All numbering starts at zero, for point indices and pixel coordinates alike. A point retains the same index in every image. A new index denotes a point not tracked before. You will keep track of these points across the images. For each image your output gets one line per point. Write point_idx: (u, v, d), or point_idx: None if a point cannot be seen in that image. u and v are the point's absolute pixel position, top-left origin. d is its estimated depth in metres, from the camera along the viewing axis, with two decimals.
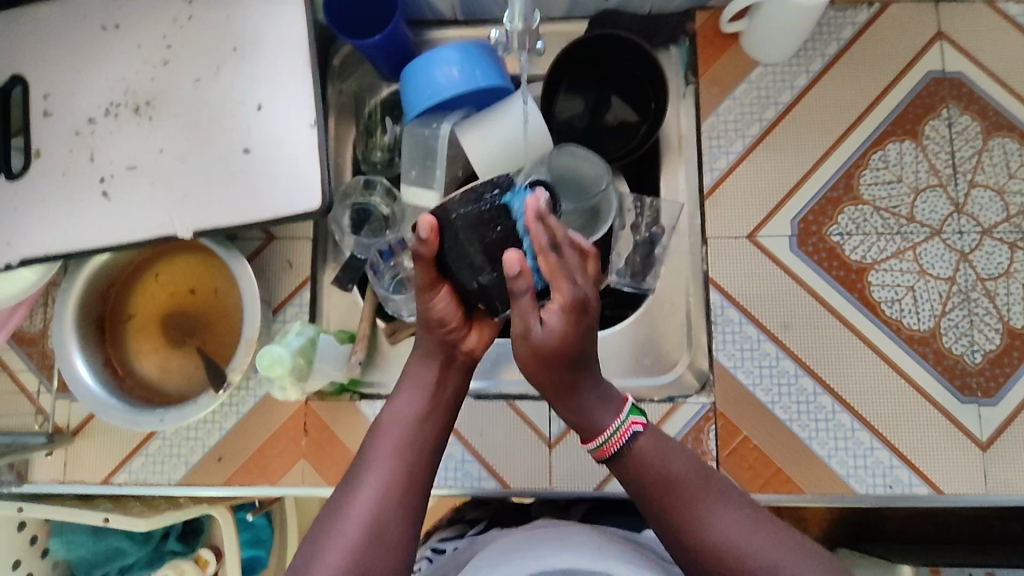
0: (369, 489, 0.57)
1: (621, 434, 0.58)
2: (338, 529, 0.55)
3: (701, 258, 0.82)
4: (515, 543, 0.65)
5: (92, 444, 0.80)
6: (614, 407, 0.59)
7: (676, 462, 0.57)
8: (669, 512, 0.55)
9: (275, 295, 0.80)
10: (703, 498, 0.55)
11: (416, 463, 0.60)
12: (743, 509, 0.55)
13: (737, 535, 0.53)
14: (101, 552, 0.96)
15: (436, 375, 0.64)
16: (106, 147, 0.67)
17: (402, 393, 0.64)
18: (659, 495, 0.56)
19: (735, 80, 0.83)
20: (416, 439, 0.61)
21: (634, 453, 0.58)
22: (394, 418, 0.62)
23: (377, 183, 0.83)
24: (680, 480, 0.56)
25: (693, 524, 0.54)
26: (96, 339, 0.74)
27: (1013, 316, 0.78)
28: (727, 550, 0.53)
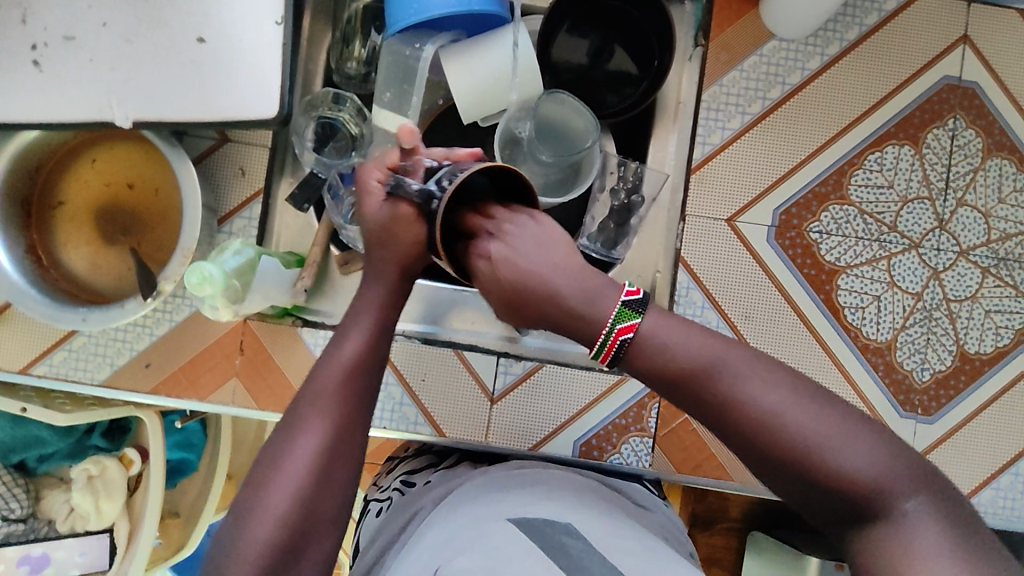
0: (310, 436, 0.52)
1: (610, 345, 0.50)
2: (279, 471, 0.51)
3: (677, 234, 0.79)
4: (490, 488, 0.61)
5: (10, 331, 0.75)
6: (607, 297, 0.51)
7: (683, 346, 0.48)
8: (702, 401, 0.47)
9: (223, 204, 0.75)
10: (732, 373, 0.47)
11: (356, 408, 0.55)
12: (779, 370, 0.47)
13: (790, 412, 0.45)
14: (20, 438, 0.94)
15: (383, 317, 0.59)
16: (42, 10, 0.59)
17: (349, 333, 0.57)
18: (680, 383, 0.48)
19: (746, 51, 0.78)
20: (358, 382, 0.55)
21: (632, 355, 0.50)
22: (338, 359, 0.56)
23: (348, 99, 0.76)
24: (699, 369, 0.47)
25: (729, 406, 0.46)
26: (20, 222, 0.68)
27: (969, 340, 0.78)
28: (773, 425, 0.45)
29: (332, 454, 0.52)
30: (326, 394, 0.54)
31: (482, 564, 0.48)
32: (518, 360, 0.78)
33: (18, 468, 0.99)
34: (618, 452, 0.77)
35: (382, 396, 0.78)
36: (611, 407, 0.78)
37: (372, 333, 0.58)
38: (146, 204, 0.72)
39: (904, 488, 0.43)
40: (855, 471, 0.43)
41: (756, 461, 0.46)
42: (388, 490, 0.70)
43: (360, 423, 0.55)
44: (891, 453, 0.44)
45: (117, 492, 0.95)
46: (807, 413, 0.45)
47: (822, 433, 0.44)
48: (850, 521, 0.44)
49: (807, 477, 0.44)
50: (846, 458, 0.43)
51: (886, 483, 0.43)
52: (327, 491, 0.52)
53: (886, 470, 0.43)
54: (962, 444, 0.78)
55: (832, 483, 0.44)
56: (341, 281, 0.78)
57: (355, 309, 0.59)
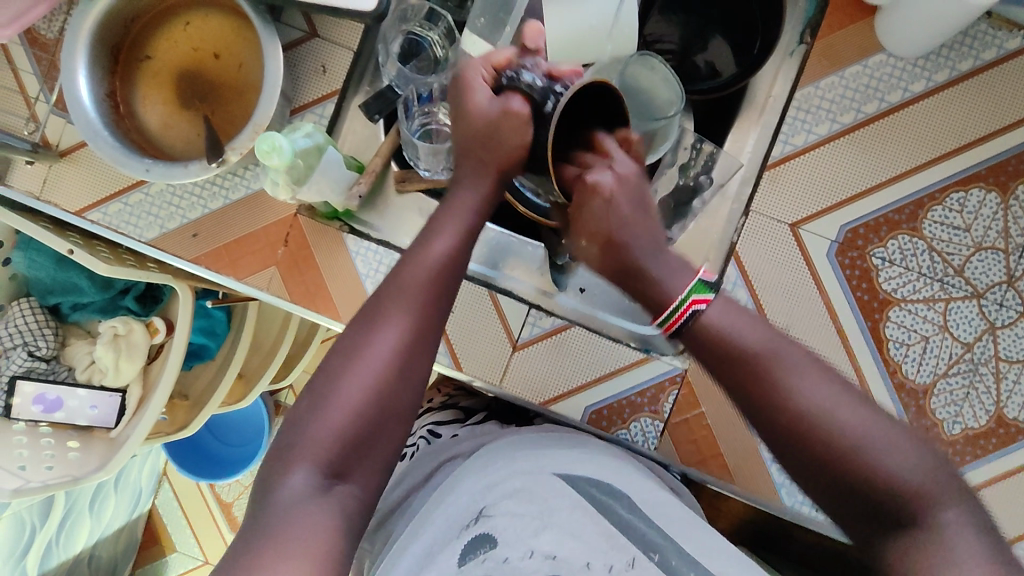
0: (393, 328, 0.57)
1: (682, 312, 0.56)
2: (358, 359, 0.56)
3: (736, 228, 0.77)
4: (529, 441, 0.72)
5: (75, 172, 0.77)
6: (687, 276, 0.59)
7: (745, 334, 0.56)
8: (759, 383, 0.53)
9: (298, 96, 0.76)
10: (788, 364, 0.54)
11: (433, 309, 0.59)
12: (829, 377, 0.54)
13: (832, 407, 0.51)
14: (59, 282, 0.98)
15: (470, 224, 0.62)
16: None
17: (437, 235, 0.61)
18: (740, 366, 0.54)
19: (851, 59, 0.75)
20: (439, 284, 0.60)
21: (698, 326, 0.56)
22: (423, 261, 0.60)
23: (441, 19, 0.76)
24: (761, 355, 0.54)
25: (783, 396, 0.52)
26: (106, 67, 0.70)
27: (1009, 404, 0.75)
28: (819, 422, 0.51)
29: (407, 349, 0.57)
30: (409, 296, 0.58)
31: (529, 510, 0.61)
32: (548, 315, 0.78)
33: (51, 311, 1.03)
34: (626, 428, 0.77)
35: None
36: (629, 384, 0.77)
37: (459, 239, 0.61)
38: (226, 77, 0.73)
39: (936, 499, 0.49)
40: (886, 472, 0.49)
41: (799, 456, 0.52)
42: (416, 437, 0.86)
43: (435, 324, 0.59)
44: (925, 460, 0.51)
45: (138, 356, 0.98)
46: (856, 416, 0.52)
47: (858, 432, 0.51)
48: (879, 521, 0.50)
49: (852, 476, 0.50)
50: (888, 460, 0.50)
51: (920, 486, 0.49)
52: (401, 383, 0.57)
53: (921, 476, 0.50)
54: (976, 505, 0.75)
55: (861, 479, 0.50)
56: (394, 199, 0.79)
57: (446, 208, 0.63)
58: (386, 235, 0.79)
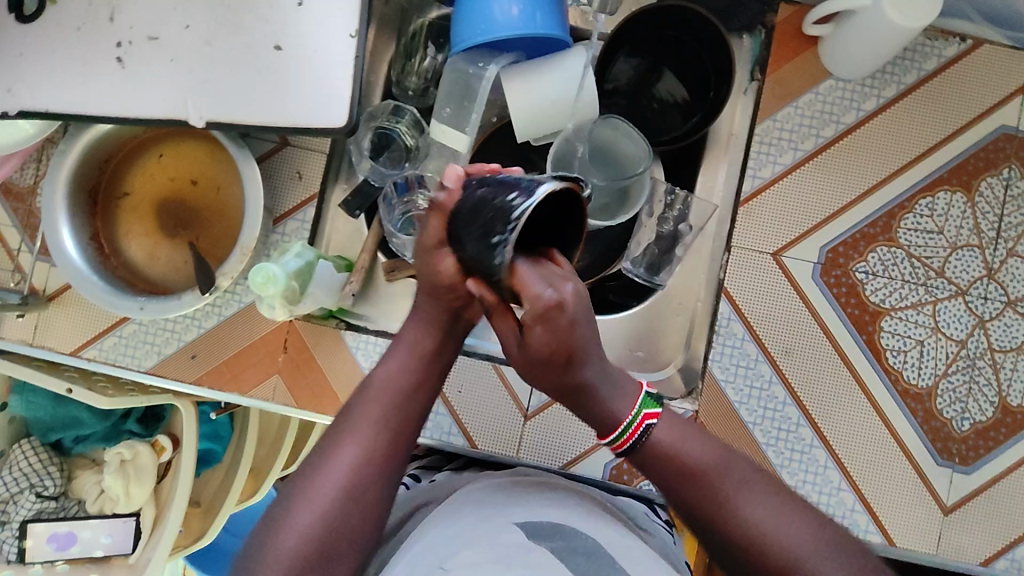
0: (347, 455, 0.53)
1: (634, 429, 0.52)
2: (310, 489, 0.52)
3: (722, 263, 0.79)
4: (500, 489, 0.66)
5: (65, 314, 0.78)
6: (631, 395, 0.53)
7: (694, 452, 0.54)
8: (704, 500, 0.52)
9: (279, 206, 0.78)
10: (731, 483, 0.53)
11: (400, 435, 0.55)
12: (774, 496, 0.53)
13: (771, 523, 0.51)
14: (59, 417, 0.96)
15: (428, 345, 0.56)
16: (129, 10, 0.63)
17: (393, 357, 0.57)
18: (687, 489, 0.53)
19: (802, 88, 0.79)
20: (404, 407, 0.55)
21: (649, 442, 0.53)
22: (379, 385, 0.56)
23: (407, 111, 0.79)
24: (710, 471, 0.53)
25: (730, 517, 0.52)
26: (87, 211, 0.71)
27: (1011, 392, 0.77)
28: (761, 539, 0.50)
29: (364, 476, 0.53)
30: (366, 419, 0.54)
31: (488, 557, 0.54)
32: None
33: (54, 446, 1.01)
34: (649, 478, 0.77)
35: None
36: None
37: (413, 365, 0.56)
38: (206, 201, 0.74)
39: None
40: None
41: (739, 567, 0.52)
42: (396, 483, 0.77)
43: (402, 445, 0.55)
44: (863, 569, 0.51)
45: (148, 477, 0.97)
46: (798, 525, 0.51)
47: (796, 552, 0.50)
48: None
49: None
50: (828, 569, 0.50)
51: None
52: (352, 515, 0.52)
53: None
54: (998, 498, 0.76)
55: None
56: (386, 287, 0.80)
57: (402, 332, 0.58)
58: (383, 324, 0.80)
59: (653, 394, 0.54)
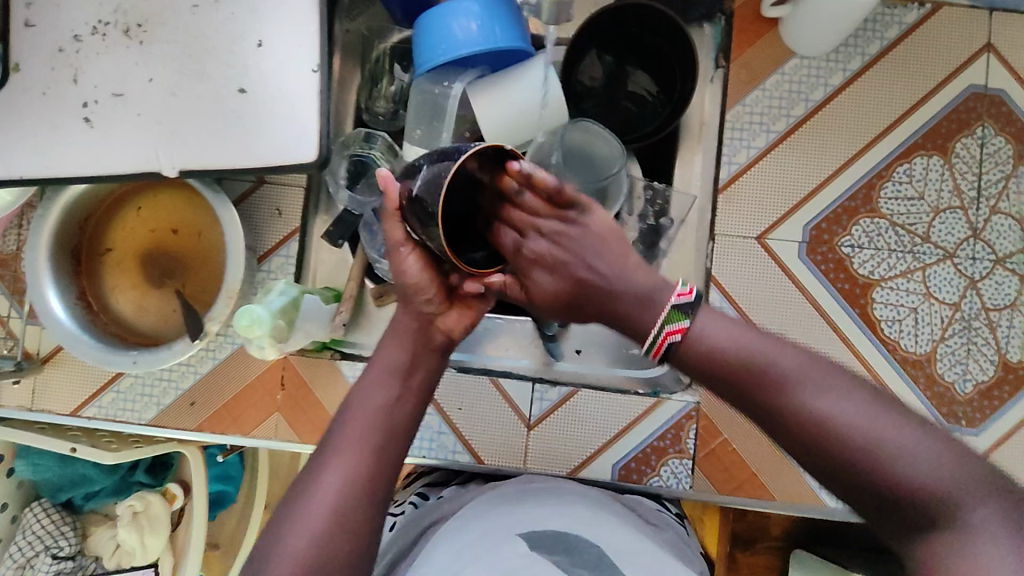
0: (333, 475, 0.52)
1: (660, 343, 0.50)
2: (300, 511, 0.51)
3: (706, 254, 0.80)
4: (507, 498, 0.67)
5: (61, 375, 0.78)
6: (654, 309, 0.51)
7: (737, 343, 0.49)
8: (753, 382, 0.48)
9: (261, 243, 0.78)
10: (790, 383, 0.47)
11: (384, 452, 0.54)
12: (834, 376, 0.47)
13: (838, 408, 0.46)
14: (67, 476, 0.96)
15: (403, 362, 0.57)
16: (91, 69, 0.64)
17: (367, 378, 0.57)
18: (739, 384, 0.48)
19: (768, 70, 0.79)
20: (388, 422, 0.55)
21: (683, 347, 0.50)
22: (357, 406, 0.55)
23: (378, 137, 0.79)
24: (759, 368, 0.48)
25: (789, 411, 0.47)
26: (71, 271, 0.71)
27: (1010, 349, 0.77)
28: (828, 432, 0.45)
29: (352, 493, 0.52)
30: (349, 439, 0.53)
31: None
32: (554, 386, 0.79)
33: (65, 506, 1.01)
34: (658, 475, 0.77)
35: (421, 425, 0.78)
36: (647, 432, 0.77)
37: (390, 383, 0.56)
38: (189, 248, 0.74)
39: (966, 496, 0.43)
40: (896, 458, 0.44)
41: (811, 458, 0.47)
42: (402, 504, 0.75)
43: (388, 459, 0.54)
44: (954, 457, 0.44)
45: (161, 528, 0.97)
46: (866, 410, 0.46)
47: (868, 430, 0.45)
48: (902, 514, 0.45)
49: (867, 475, 0.45)
50: (911, 465, 0.44)
51: (950, 487, 0.43)
52: (342, 537, 0.51)
53: (946, 473, 0.43)
54: (1009, 456, 0.76)
55: (880, 482, 0.44)
56: (376, 313, 0.79)
57: (374, 355, 0.58)
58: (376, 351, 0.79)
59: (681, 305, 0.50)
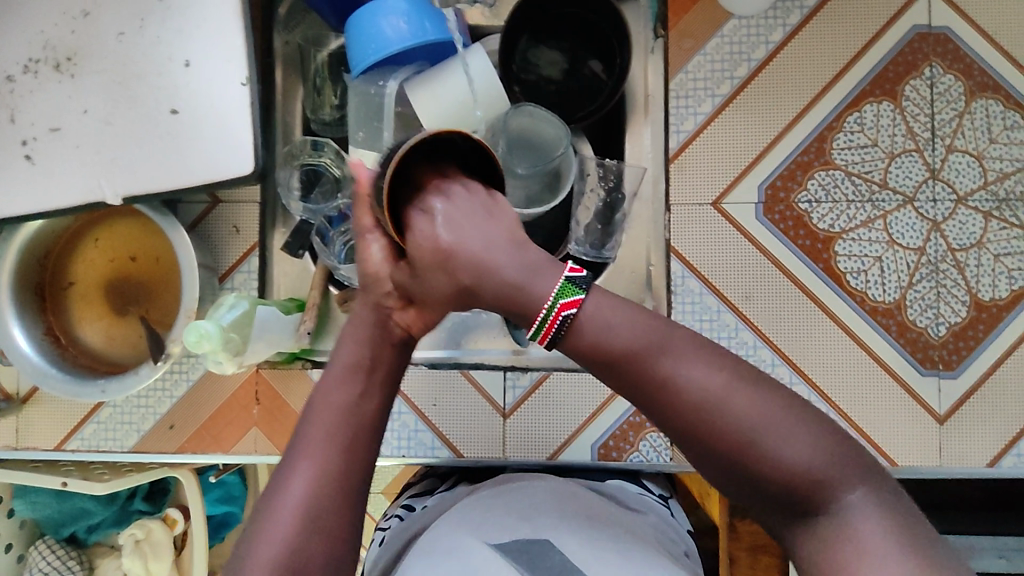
0: (300, 479, 0.52)
1: (552, 321, 0.49)
2: (270, 521, 0.51)
3: (664, 225, 0.79)
4: (479, 503, 0.65)
5: (42, 412, 0.79)
6: (546, 280, 0.50)
7: (623, 329, 0.48)
8: (642, 364, 0.47)
9: (222, 263, 0.78)
10: (672, 360, 0.47)
11: (353, 450, 0.54)
12: (717, 357, 0.47)
13: (723, 394, 0.45)
14: (67, 511, 0.98)
15: (362, 355, 0.57)
16: (27, 107, 0.65)
17: (327, 379, 0.56)
18: (622, 368, 0.48)
19: (707, 34, 0.78)
20: (352, 417, 0.55)
21: (571, 337, 0.49)
22: (321, 408, 0.55)
23: (326, 144, 0.79)
24: (642, 353, 0.47)
25: (673, 394, 0.46)
26: (36, 307, 0.72)
27: (981, 288, 0.76)
28: (710, 413, 0.45)
29: (321, 495, 0.52)
30: (316, 441, 0.53)
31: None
32: (525, 371, 0.79)
33: (70, 540, 1.02)
34: (637, 450, 0.77)
35: (397, 425, 0.79)
36: (620, 410, 0.77)
37: (350, 379, 0.56)
38: (150, 274, 0.75)
39: (835, 480, 0.44)
40: (772, 445, 0.45)
41: (697, 446, 0.46)
42: (392, 517, 0.76)
43: (359, 453, 0.54)
44: (826, 441, 0.45)
45: (166, 552, 0.98)
46: (749, 399, 0.46)
47: (747, 417, 0.45)
48: (783, 502, 0.45)
49: (743, 462, 0.45)
50: (785, 448, 0.45)
51: (820, 473, 0.44)
52: (315, 541, 0.51)
53: (818, 459, 0.45)
54: (991, 395, 0.75)
55: (758, 467, 0.45)
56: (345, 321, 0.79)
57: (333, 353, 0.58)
58: None
59: (576, 281, 0.49)
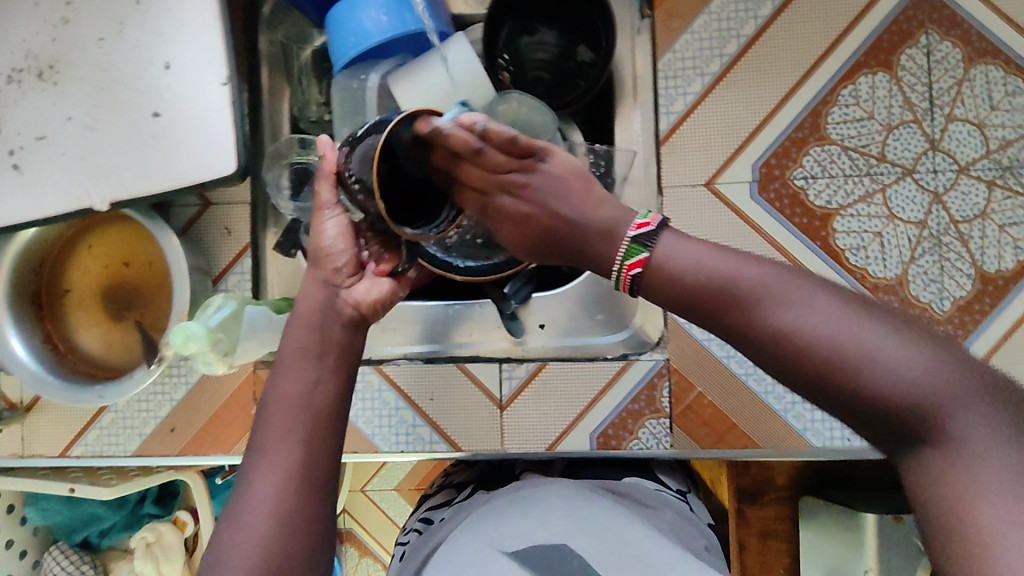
0: (264, 478, 0.50)
1: (624, 280, 0.51)
2: (238, 523, 0.48)
3: (657, 208, 0.78)
4: (491, 514, 0.63)
5: (46, 419, 0.80)
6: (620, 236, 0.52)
7: (707, 270, 0.47)
8: (732, 307, 0.45)
9: (215, 264, 0.78)
10: (769, 299, 0.44)
11: (316, 437, 0.52)
12: (824, 293, 0.44)
13: (821, 323, 0.42)
14: (78, 518, 0.99)
15: (310, 339, 0.56)
16: (12, 116, 0.65)
17: (281, 370, 0.54)
18: (704, 305, 0.47)
19: (694, 12, 0.77)
20: (309, 406, 0.53)
21: (649, 281, 0.49)
22: (277, 400, 0.53)
23: (312, 141, 0.78)
24: (730, 293, 0.46)
25: (767, 327, 0.44)
26: (33, 316, 0.73)
27: (986, 260, 0.74)
28: (803, 345, 0.42)
29: (291, 487, 0.49)
30: (278, 433, 0.51)
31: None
32: (520, 363, 0.78)
33: (84, 545, 1.04)
34: (637, 438, 0.76)
35: (395, 420, 0.78)
36: (618, 398, 0.76)
37: (303, 369, 0.54)
38: (143, 278, 0.76)
39: (943, 400, 0.39)
40: (877, 367, 0.40)
41: (798, 382, 0.43)
42: (410, 531, 0.74)
43: (322, 439, 0.52)
44: (941, 359, 0.40)
45: (176, 555, 0.99)
46: (849, 327, 0.42)
47: (852, 342, 0.41)
48: (903, 433, 0.41)
49: (845, 396, 0.41)
50: (898, 369, 0.40)
51: (937, 392, 0.39)
52: (292, 534, 0.48)
53: (933, 377, 0.39)
54: (999, 370, 0.73)
55: (865, 398, 0.41)
56: None
57: (281, 344, 0.56)
58: None
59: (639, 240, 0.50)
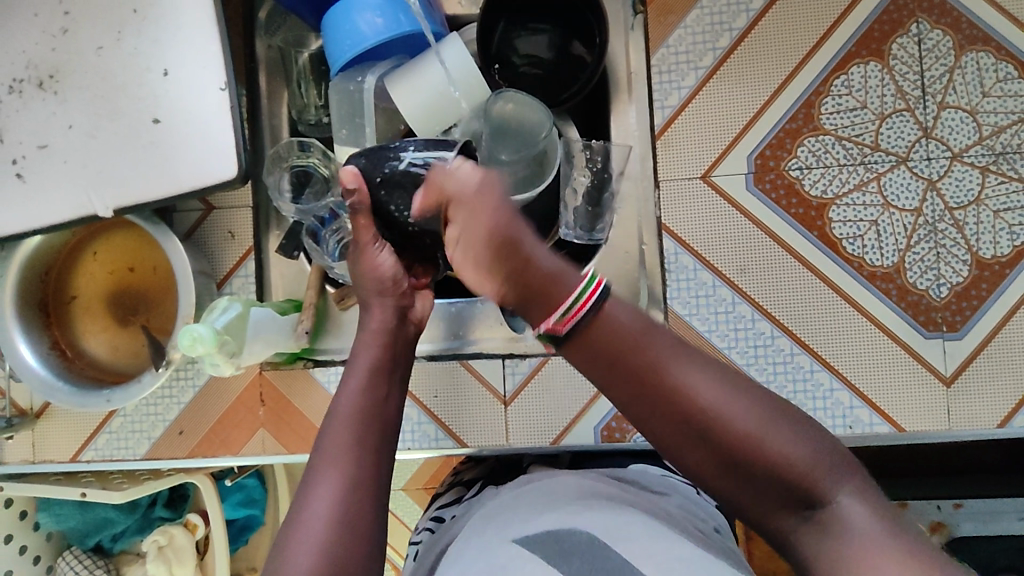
0: (327, 488, 0.53)
1: (579, 306, 0.53)
2: (301, 527, 0.52)
3: (654, 202, 0.79)
4: (494, 510, 0.64)
5: (56, 425, 0.81)
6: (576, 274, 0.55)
7: (639, 343, 0.53)
8: (652, 378, 0.52)
9: (218, 268, 0.79)
10: (678, 367, 0.52)
11: (376, 452, 0.57)
12: (718, 369, 0.53)
13: (721, 401, 0.51)
14: (90, 522, 1.00)
15: (374, 360, 0.61)
16: (16, 127, 0.66)
17: (344, 384, 0.60)
18: (634, 377, 0.53)
19: (685, 6, 0.78)
20: (370, 423, 0.58)
21: (598, 323, 0.53)
22: (341, 415, 0.58)
23: (313, 144, 0.78)
24: (653, 366, 0.52)
25: (682, 398, 0.51)
26: (41, 323, 0.74)
27: (982, 246, 0.74)
28: (709, 418, 0.50)
29: (351, 499, 0.54)
30: (340, 447, 0.56)
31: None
32: (523, 358, 0.79)
33: (96, 550, 1.05)
34: (640, 430, 0.77)
35: (401, 418, 0.80)
36: None
37: (365, 385, 0.59)
38: (148, 283, 0.77)
39: (831, 478, 0.49)
40: (765, 439, 0.49)
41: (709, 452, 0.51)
42: (421, 531, 0.76)
43: (380, 454, 0.57)
44: (812, 437, 0.51)
45: (187, 557, 1.00)
46: (741, 400, 0.51)
47: (743, 418, 0.50)
48: (794, 499, 0.49)
49: (746, 463, 0.50)
50: (780, 441, 0.50)
51: (816, 469, 0.49)
52: (354, 543, 0.52)
53: (811, 453, 0.49)
54: (997, 354, 0.74)
55: (759, 466, 0.49)
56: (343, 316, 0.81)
57: (348, 360, 0.61)
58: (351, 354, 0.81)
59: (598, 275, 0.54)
